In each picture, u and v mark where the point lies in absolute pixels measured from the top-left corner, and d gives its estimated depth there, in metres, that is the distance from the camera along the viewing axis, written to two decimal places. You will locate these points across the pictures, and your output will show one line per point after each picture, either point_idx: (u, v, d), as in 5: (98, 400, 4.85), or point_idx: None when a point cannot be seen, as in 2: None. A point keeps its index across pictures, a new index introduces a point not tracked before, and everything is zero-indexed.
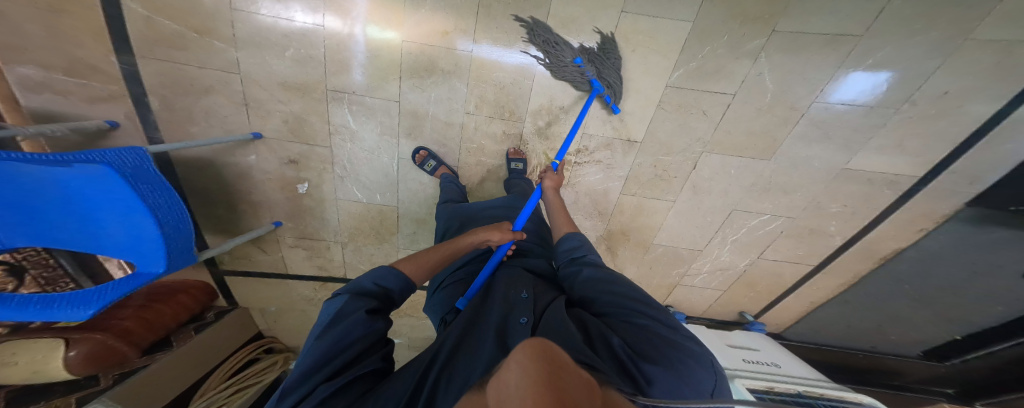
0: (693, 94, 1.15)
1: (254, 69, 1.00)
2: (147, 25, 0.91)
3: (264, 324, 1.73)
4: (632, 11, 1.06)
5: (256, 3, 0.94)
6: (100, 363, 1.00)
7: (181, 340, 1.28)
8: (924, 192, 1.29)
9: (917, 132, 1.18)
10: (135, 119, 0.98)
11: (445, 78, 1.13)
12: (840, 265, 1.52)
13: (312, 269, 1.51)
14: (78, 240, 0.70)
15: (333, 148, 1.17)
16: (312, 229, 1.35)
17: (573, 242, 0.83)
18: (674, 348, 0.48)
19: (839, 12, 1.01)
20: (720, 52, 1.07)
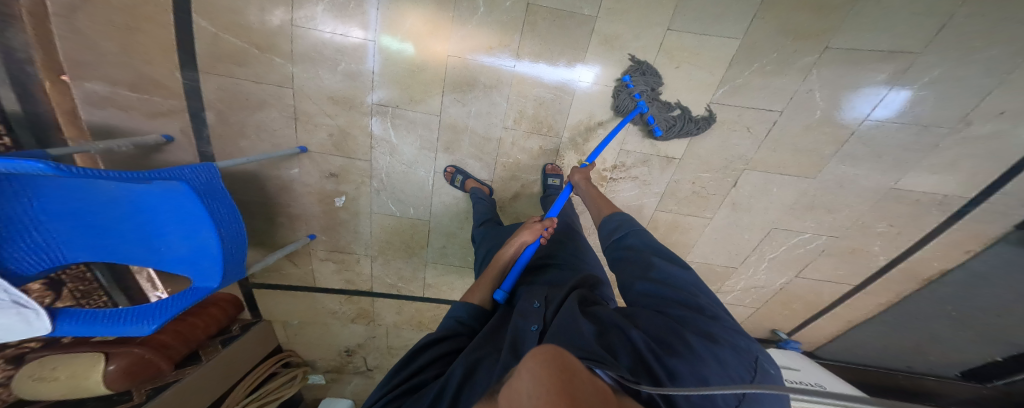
0: (738, 111, 1.13)
1: (306, 84, 1.01)
2: (212, 42, 0.93)
3: (283, 338, 1.71)
4: (678, 28, 1.06)
5: (314, 19, 0.95)
6: (135, 377, 0.99)
7: (210, 354, 1.25)
8: (977, 214, 1.23)
9: (971, 152, 1.14)
10: (190, 134, 1.00)
11: (486, 93, 1.13)
12: (881, 287, 1.45)
13: (340, 283, 1.50)
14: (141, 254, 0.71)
15: (373, 161, 1.17)
16: (344, 242, 1.34)
17: (613, 224, 0.80)
18: (705, 342, 0.43)
19: (892, 30, 1.00)
20: (768, 68, 1.06)
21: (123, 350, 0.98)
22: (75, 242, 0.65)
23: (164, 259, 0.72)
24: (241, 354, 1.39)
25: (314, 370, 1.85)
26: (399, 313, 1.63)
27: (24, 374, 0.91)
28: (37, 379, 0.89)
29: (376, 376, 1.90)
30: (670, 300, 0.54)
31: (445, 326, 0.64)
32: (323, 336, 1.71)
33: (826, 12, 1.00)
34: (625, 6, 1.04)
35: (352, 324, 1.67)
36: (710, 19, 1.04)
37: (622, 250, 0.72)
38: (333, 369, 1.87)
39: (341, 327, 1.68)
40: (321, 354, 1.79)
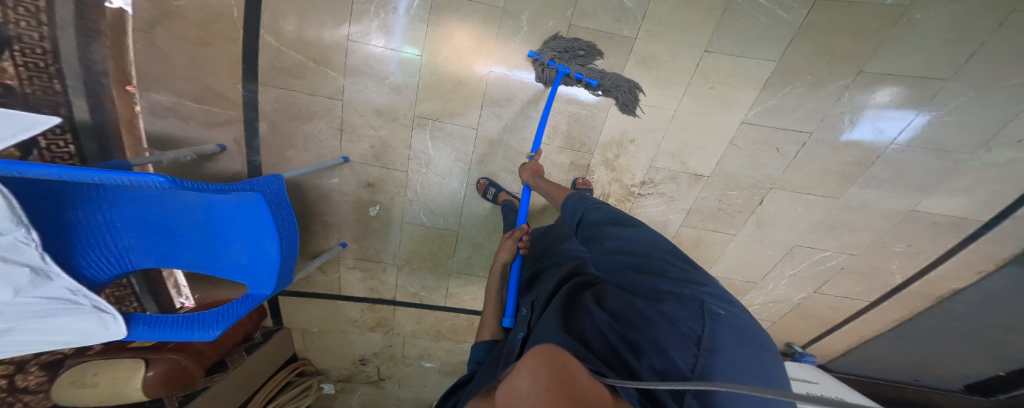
0: (769, 131, 1.16)
1: (354, 96, 1.04)
2: (275, 56, 0.98)
3: (301, 346, 1.68)
4: (714, 51, 1.09)
5: (368, 34, 0.99)
6: (171, 384, 0.98)
7: (236, 361, 1.24)
8: (992, 236, 1.25)
9: (991, 177, 1.16)
10: (242, 144, 1.04)
11: (523, 108, 1.16)
12: (898, 304, 1.44)
13: (364, 291, 1.50)
14: (203, 260, 0.75)
15: (409, 172, 1.19)
16: (373, 251, 1.35)
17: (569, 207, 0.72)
18: (658, 307, 0.43)
19: (924, 56, 1.04)
20: (803, 89, 1.10)
21: (162, 356, 0.97)
22: (142, 248, 0.72)
23: (223, 266, 0.75)
24: (262, 362, 1.38)
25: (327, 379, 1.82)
26: (419, 322, 1.62)
27: (64, 378, 0.90)
28: (79, 385, 0.89)
29: (387, 386, 1.87)
30: (626, 267, 0.51)
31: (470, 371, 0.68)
32: (340, 345, 1.69)
33: (864, 37, 1.04)
34: (663, 29, 1.08)
35: (371, 332, 1.65)
36: (748, 42, 1.08)
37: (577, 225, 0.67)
38: (345, 379, 1.83)
39: (359, 336, 1.66)
40: (335, 364, 1.76)
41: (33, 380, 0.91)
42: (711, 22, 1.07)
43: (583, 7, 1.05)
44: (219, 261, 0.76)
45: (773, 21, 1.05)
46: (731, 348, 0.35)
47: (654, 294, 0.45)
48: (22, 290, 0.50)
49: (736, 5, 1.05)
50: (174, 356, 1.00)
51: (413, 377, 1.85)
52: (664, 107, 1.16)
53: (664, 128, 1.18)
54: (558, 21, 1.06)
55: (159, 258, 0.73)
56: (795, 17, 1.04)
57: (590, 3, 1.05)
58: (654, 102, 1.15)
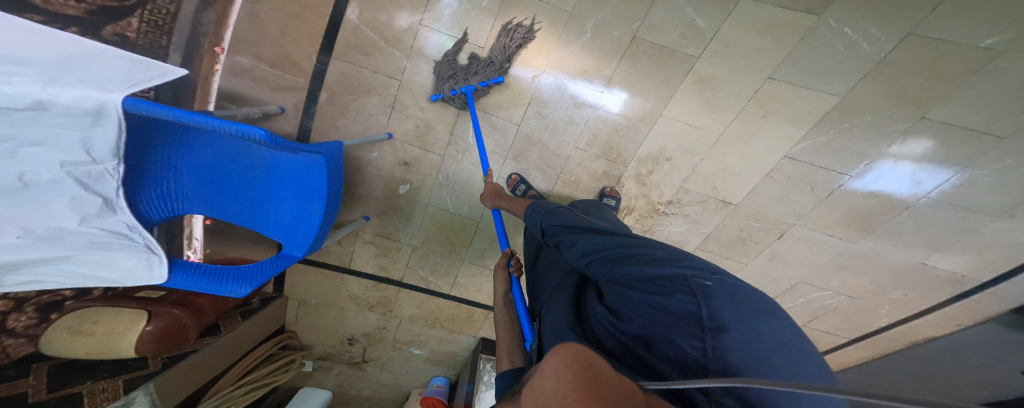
0: (809, 168, 1.18)
1: (410, 78, 1.07)
2: (352, 32, 1.01)
3: (291, 318, 1.65)
4: (779, 78, 1.10)
5: (439, 21, 1.03)
6: (163, 342, 0.95)
7: (229, 326, 1.21)
8: (979, 297, 1.27)
9: (1002, 241, 1.18)
10: (299, 109, 1.06)
11: (568, 112, 1.16)
12: (870, 341, 1.44)
13: (373, 268, 1.48)
14: (251, 214, 0.79)
15: (445, 157, 1.19)
16: (392, 228, 1.33)
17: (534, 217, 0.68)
18: (649, 294, 0.38)
19: (988, 109, 1.03)
20: (861, 128, 1.11)
21: (166, 311, 0.97)
22: (199, 196, 0.74)
23: (269, 223, 0.79)
24: (253, 329, 1.35)
25: (309, 354, 1.78)
26: (419, 307, 1.62)
27: (60, 323, 0.84)
28: (72, 332, 0.83)
29: (367, 368, 1.86)
30: (607, 260, 0.48)
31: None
32: (336, 321, 1.67)
33: (940, 81, 1.03)
34: (731, 50, 1.08)
35: (368, 311, 1.64)
36: (816, 73, 1.08)
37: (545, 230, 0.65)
38: (325, 357, 1.80)
39: (355, 313, 1.65)
40: (325, 338, 1.73)
41: (22, 322, 0.85)
42: (785, 48, 1.06)
43: (652, 19, 1.06)
44: (265, 218, 0.79)
45: (853, 53, 1.04)
46: (737, 323, 0.32)
47: (646, 286, 0.40)
48: (92, 218, 0.52)
49: (817, 33, 1.04)
50: (177, 312, 0.99)
51: (400, 360, 1.83)
52: (708, 130, 1.18)
53: (703, 151, 1.20)
54: (623, 31, 1.07)
55: (211, 207, 0.76)
56: (875, 53, 1.03)
57: (659, 17, 1.06)
58: (703, 124, 1.17)
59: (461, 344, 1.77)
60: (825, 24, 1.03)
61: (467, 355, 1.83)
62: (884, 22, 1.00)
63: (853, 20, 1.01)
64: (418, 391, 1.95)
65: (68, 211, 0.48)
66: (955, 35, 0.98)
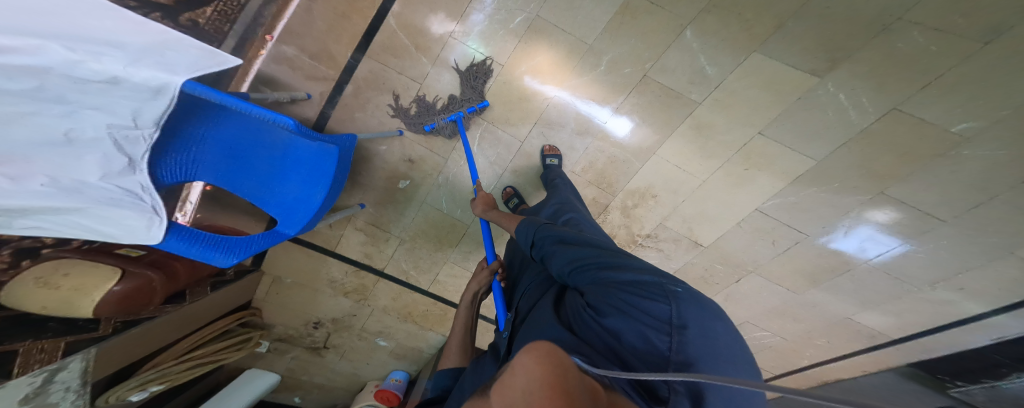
0: (776, 223, 1.28)
1: (430, 83, 1.15)
2: (388, 36, 1.09)
3: (261, 294, 1.61)
4: (767, 135, 1.16)
5: (467, 35, 1.10)
6: (127, 303, 0.92)
7: (195, 296, 1.19)
8: (889, 350, 1.39)
9: (919, 310, 1.29)
10: (324, 98, 1.13)
11: (570, 137, 1.24)
12: (793, 381, 1.60)
13: (357, 254, 1.50)
14: (256, 188, 0.83)
15: (449, 160, 1.26)
16: (385, 219, 1.37)
17: (529, 233, 0.74)
18: (626, 293, 0.44)
19: (942, 192, 1.10)
20: (826, 194, 1.20)
21: (141, 272, 0.95)
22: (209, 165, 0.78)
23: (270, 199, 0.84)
24: (219, 301, 1.32)
25: (270, 335, 1.72)
26: (394, 299, 1.64)
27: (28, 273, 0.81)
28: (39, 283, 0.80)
29: (326, 354, 1.82)
30: (593, 266, 0.54)
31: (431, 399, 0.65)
32: (306, 303, 1.65)
33: (908, 160, 1.09)
34: (733, 100, 1.15)
35: (342, 297, 1.64)
36: (801, 136, 1.14)
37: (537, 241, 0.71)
38: (283, 339, 1.75)
39: (328, 297, 1.64)
40: (290, 319, 1.69)
41: None
42: (780, 106, 1.12)
43: (664, 62, 1.13)
44: (268, 193, 0.84)
45: (840, 118, 1.10)
46: (696, 321, 0.38)
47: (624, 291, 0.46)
48: (113, 175, 0.54)
49: (815, 95, 1.09)
50: (150, 275, 0.97)
51: (365, 349, 1.82)
52: (694, 175, 1.25)
53: (687, 193, 1.28)
54: (635, 69, 1.14)
55: (220, 177, 0.80)
56: (858, 123, 1.09)
57: (672, 61, 1.13)
58: (688, 168, 1.24)
59: (429, 342, 1.79)
60: (823, 89, 1.08)
61: (432, 352, 1.85)
62: (876, 93, 1.05)
63: (850, 86, 1.06)
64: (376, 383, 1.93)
65: (95, 167, 0.51)
66: (937, 117, 1.03)
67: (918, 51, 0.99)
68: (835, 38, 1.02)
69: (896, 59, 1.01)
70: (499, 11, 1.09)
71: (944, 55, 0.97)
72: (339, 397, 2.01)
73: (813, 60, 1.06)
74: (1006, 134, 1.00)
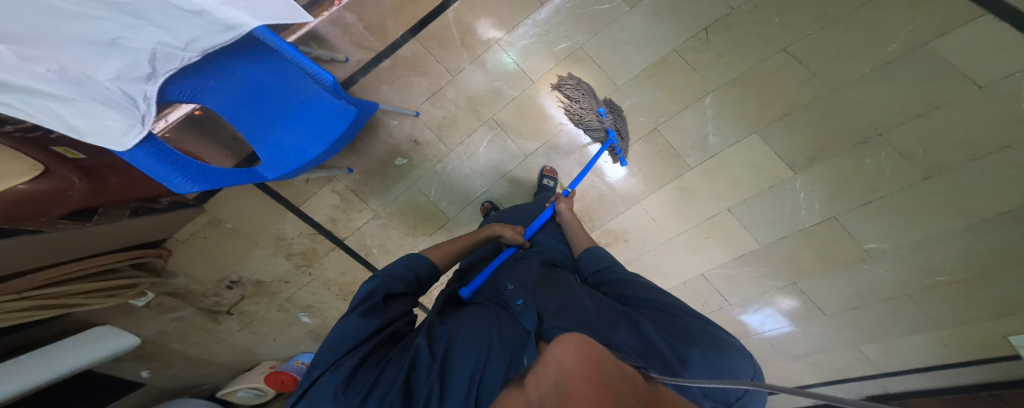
0: (714, 289, 1.42)
1: (462, 79, 1.22)
2: (442, 27, 1.17)
3: (183, 234, 1.39)
4: (734, 212, 1.28)
5: (511, 43, 1.19)
6: (26, 205, 0.78)
7: (105, 218, 1.03)
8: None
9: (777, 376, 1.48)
10: (360, 64, 1.19)
11: (570, 167, 1.31)
12: None
13: (324, 218, 1.40)
14: (251, 122, 0.81)
15: (452, 152, 1.29)
16: (368, 189, 1.35)
17: (596, 255, 0.89)
18: (707, 341, 0.56)
19: (835, 293, 1.27)
20: (755, 273, 1.35)
21: (64, 177, 0.81)
22: (216, 88, 0.75)
23: (261, 140, 0.84)
24: (134, 231, 1.13)
25: (165, 285, 1.43)
26: (341, 273, 1.53)
27: None
28: None
29: (224, 322, 1.58)
30: (669, 310, 0.65)
31: (397, 272, 0.72)
32: (238, 256, 1.47)
33: (827, 261, 1.24)
34: (720, 173, 1.24)
35: (283, 258, 1.50)
36: (761, 219, 1.26)
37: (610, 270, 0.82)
38: (171, 294, 1.45)
39: (265, 254, 1.48)
40: (204, 270, 1.46)
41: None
42: (755, 190, 1.23)
43: (677, 121, 1.22)
44: (264, 130, 0.83)
45: (793, 214, 1.23)
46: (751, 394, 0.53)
47: (675, 319, 0.61)
48: (123, 79, 0.61)
49: (783, 188, 1.20)
50: (72, 181, 0.83)
51: (286, 321, 1.66)
52: (665, 231, 1.36)
53: (653, 245, 1.39)
54: (650, 119, 1.23)
55: (226, 108, 0.77)
56: (804, 220, 1.22)
57: (684, 121, 1.22)
58: (659, 223, 1.35)
59: None
60: (794, 184, 1.19)
61: None
62: (826, 201, 1.17)
63: (811, 188, 1.18)
64: (272, 364, 1.68)
65: (116, 69, 0.59)
66: (863, 232, 1.17)
67: (876, 170, 1.10)
68: (823, 138, 1.13)
69: (861, 172, 1.12)
70: (548, 32, 1.18)
71: (893, 180, 1.09)
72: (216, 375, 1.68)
73: (795, 155, 1.16)
74: (904, 259, 1.14)
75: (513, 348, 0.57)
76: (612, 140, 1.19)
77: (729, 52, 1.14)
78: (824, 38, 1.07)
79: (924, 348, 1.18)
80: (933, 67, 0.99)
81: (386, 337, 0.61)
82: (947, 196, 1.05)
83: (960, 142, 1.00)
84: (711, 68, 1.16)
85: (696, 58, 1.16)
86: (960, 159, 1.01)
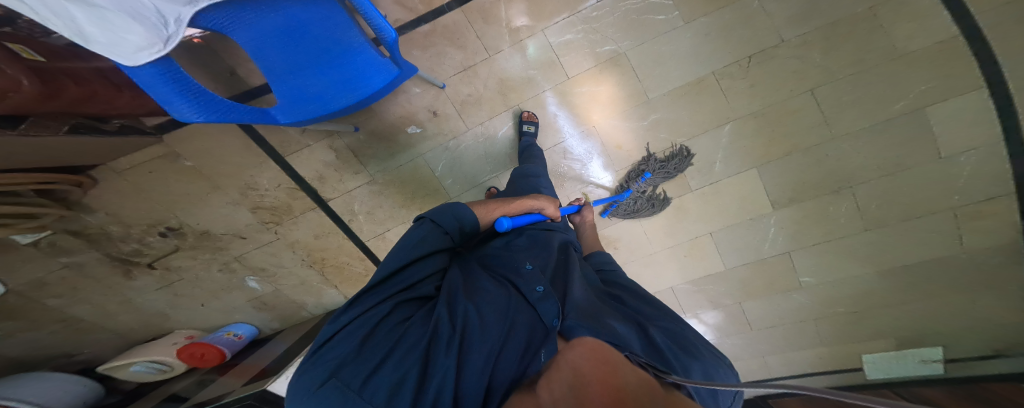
0: (678, 301, 1.58)
1: (498, 59, 1.26)
2: (490, 4, 1.21)
3: (123, 164, 1.17)
4: (714, 236, 1.42)
5: (553, 37, 1.25)
6: None
7: (36, 130, 0.86)
8: None
9: None
10: (397, 25, 1.22)
11: (580, 170, 1.38)
12: None
13: (311, 173, 1.27)
14: (283, 66, 0.83)
15: (469, 131, 1.30)
16: (371, 152, 1.27)
17: (602, 259, 1.05)
18: (711, 358, 0.62)
19: (764, 311, 1.56)
20: (714, 291, 1.54)
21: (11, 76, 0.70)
22: (253, 24, 0.73)
23: (289, 81, 0.85)
24: (66, 149, 0.96)
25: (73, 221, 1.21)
26: (313, 237, 1.39)
27: None
28: None
29: (137, 278, 1.38)
30: (678, 326, 0.71)
31: (442, 226, 0.74)
32: (181, 201, 1.25)
33: (768, 288, 1.51)
34: (716, 198, 1.37)
35: (247, 210, 1.30)
36: (733, 246, 1.44)
37: (621, 288, 0.89)
38: (73, 233, 1.24)
39: (223, 201, 1.28)
40: (134, 211, 1.23)
41: None
42: (734, 220, 1.39)
43: (694, 144, 1.31)
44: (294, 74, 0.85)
45: (759, 244, 1.43)
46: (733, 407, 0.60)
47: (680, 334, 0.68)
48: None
49: (758, 222, 1.38)
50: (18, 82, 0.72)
51: (228, 281, 1.46)
52: (650, 244, 1.47)
53: (638, 256, 1.49)
54: (669, 137, 1.31)
55: (255, 45, 0.76)
56: (766, 251, 1.44)
57: (699, 145, 1.31)
58: (645, 237, 1.46)
59: (319, 300, 1.58)
60: (768, 219, 1.37)
61: (317, 314, 1.62)
62: (787, 238, 1.40)
63: (780, 224, 1.38)
64: (189, 334, 1.48)
65: None
66: (803, 266, 1.45)
67: (834, 216, 1.34)
68: (804, 183, 1.31)
69: (818, 214, 1.35)
70: (597, 33, 1.25)
71: (844, 227, 1.36)
72: (99, 342, 1.43)
73: (778, 194, 1.33)
74: (826, 292, 1.48)
75: (533, 340, 0.60)
76: (625, 195, 1.34)
77: (760, 83, 1.24)
78: (834, 90, 1.22)
79: (805, 360, 1.58)
80: (885, 141, 1.23)
81: (412, 297, 0.63)
82: (872, 245, 1.37)
83: (905, 204, 1.30)
84: (740, 96, 1.26)
85: (730, 83, 1.26)
86: (896, 218, 1.32)
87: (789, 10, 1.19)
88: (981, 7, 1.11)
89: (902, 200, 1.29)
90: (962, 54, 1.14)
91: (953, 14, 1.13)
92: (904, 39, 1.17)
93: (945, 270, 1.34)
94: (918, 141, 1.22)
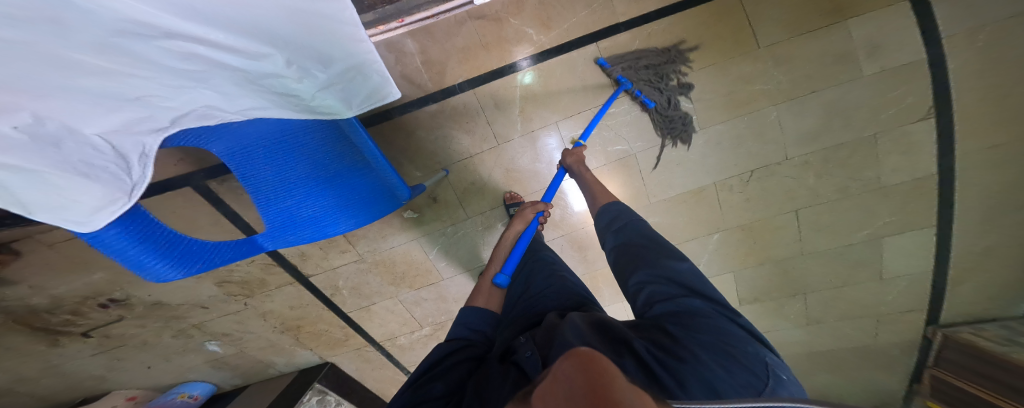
0: None
1: (508, 147, 1.20)
2: (506, 90, 1.14)
3: (55, 237, 0.99)
4: None
5: (562, 134, 1.20)
6: None
7: None
8: None
9: None
10: (402, 101, 1.11)
11: (576, 258, 1.40)
12: None
13: (292, 251, 1.17)
14: (272, 189, 0.71)
15: (468, 218, 1.25)
16: (362, 232, 1.19)
17: (611, 213, 0.79)
18: (725, 345, 0.46)
19: None
20: None
21: None
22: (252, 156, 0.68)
23: (277, 210, 0.73)
24: None
25: None
26: (289, 308, 1.30)
27: None
28: None
29: (67, 345, 1.20)
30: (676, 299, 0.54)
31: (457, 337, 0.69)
32: (129, 274, 1.09)
33: None
34: None
35: (212, 283, 1.17)
36: None
37: (620, 243, 0.71)
38: None
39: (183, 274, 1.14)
40: (66, 284, 1.06)
41: None
42: None
43: (683, 247, 1.39)
44: (284, 199, 0.72)
45: None
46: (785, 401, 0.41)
47: (686, 330, 0.47)
48: (122, 133, 0.49)
49: None
50: None
51: (185, 345, 1.32)
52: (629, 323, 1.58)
53: None
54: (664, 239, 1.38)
55: (240, 164, 0.68)
56: None
57: (687, 247, 1.39)
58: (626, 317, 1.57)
59: (291, 359, 1.49)
60: None
61: (287, 372, 1.54)
62: None
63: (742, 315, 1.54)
64: (130, 396, 1.33)
65: (118, 122, 0.47)
66: None
67: (786, 312, 1.53)
68: (769, 286, 1.46)
69: (774, 310, 1.53)
70: (611, 130, 1.22)
71: (791, 320, 1.55)
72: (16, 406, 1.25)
73: (745, 294, 1.48)
74: None
75: None
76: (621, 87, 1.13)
77: (755, 198, 1.29)
78: (817, 212, 1.30)
79: None
80: (844, 261, 1.38)
81: None
82: (811, 335, 1.59)
83: (844, 309, 1.50)
84: (735, 208, 1.31)
85: (728, 196, 1.30)
86: (835, 318, 1.53)
87: (798, 130, 1.19)
88: (951, 160, 1.17)
89: (842, 306, 1.49)
90: (924, 198, 1.24)
91: (933, 155, 1.17)
92: (886, 174, 1.23)
93: (859, 358, 1.61)
94: (869, 265, 1.38)
